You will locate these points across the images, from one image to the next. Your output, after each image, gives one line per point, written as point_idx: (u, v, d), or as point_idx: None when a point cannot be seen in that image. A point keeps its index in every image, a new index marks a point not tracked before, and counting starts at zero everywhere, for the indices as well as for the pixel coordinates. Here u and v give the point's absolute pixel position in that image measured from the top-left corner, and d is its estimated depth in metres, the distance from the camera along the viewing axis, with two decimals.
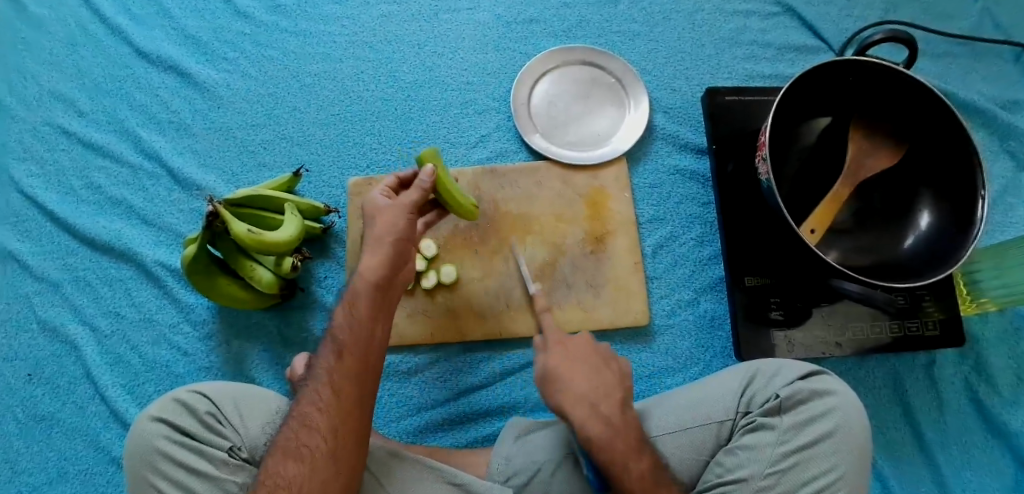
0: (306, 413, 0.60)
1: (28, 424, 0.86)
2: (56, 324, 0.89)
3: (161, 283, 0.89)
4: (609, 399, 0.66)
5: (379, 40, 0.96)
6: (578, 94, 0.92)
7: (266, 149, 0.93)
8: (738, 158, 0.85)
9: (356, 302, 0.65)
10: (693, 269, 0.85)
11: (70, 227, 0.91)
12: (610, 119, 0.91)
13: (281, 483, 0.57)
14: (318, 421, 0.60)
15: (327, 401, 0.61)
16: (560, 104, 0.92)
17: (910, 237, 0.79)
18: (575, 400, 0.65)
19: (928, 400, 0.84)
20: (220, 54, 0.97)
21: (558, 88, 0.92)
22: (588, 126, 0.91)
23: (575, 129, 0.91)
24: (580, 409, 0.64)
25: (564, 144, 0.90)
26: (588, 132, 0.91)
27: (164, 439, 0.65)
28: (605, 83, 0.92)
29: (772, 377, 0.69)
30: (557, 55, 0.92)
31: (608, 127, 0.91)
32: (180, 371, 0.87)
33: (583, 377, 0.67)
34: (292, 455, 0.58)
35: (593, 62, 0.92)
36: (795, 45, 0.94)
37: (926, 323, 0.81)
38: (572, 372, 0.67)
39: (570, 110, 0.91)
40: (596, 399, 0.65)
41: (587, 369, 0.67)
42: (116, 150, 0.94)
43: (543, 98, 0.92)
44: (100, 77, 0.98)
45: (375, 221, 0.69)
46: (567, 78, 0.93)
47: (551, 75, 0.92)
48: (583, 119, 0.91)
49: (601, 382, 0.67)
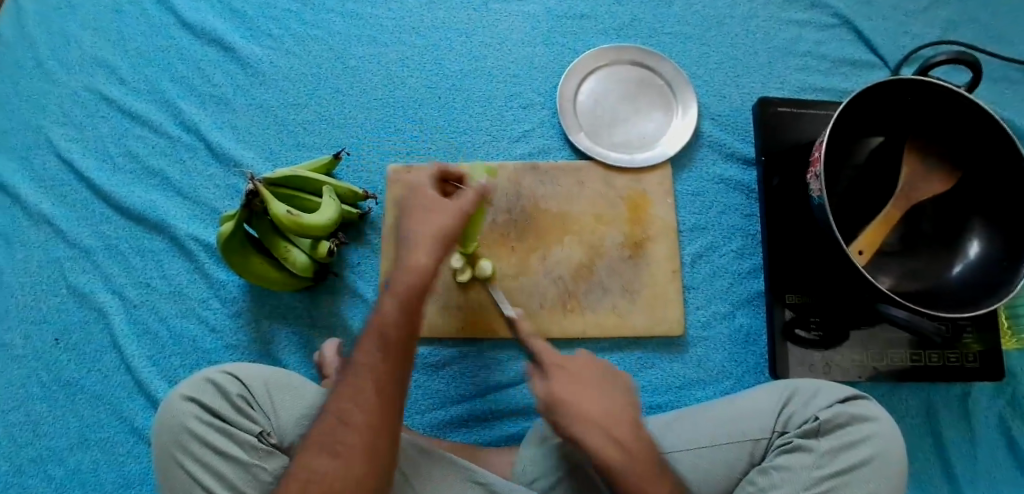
0: (345, 410, 0.59)
1: (53, 389, 0.86)
2: (86, 291, 0.88)
3: (193, 258, 0.89)
4: (622, 420, 0.63)
5: (425, 26, 0.94)
6: (626, 95, 0.90)
7: (306, 129, 0.92)
8: (786, 172, 0.83)
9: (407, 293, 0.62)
10: (732, 281, 0.84)
11: (106, 195, 0.91)
12: (657, 122, 0.89)
13: (313, 478, 0.57)
14: (356, 419, 0.58)
15: (366, 396, 0.59)
16: (606, 104, 0.90)
17: (959, 266, 0.76)
18: (585, 424, 0.62)
19: (961, 432, 0.82)
20: (264, 30, 0.96)
21: (605, 87, 0.91)
22: (634, 128, 0.89)
23: (621, 130, 0.89)
24: (592, 434, 0.61)
25: (609, 145, 0.88)
26: (635, 134, 0.89)
27: (194, 420, 0.65)
28: (654, 86, 0.91)
29: (812, 398, 0.68)
30: (606, 55, 0.91)
31: (654, 130, 0.89)
32: (206, 346, 0.86)
33: (593, 399, 0.64)
34: (328, 452, 0.57)
35: (642, 63, 0.91)
36: (852, 59, 0.92)
37: (965, 355, 0.79)
38: (578, 393, 0.64)
39: (617, 111, 0.90)
40: (609, 424, 0.62)
41: (598, 393, 0.64)
42: (155, 121, 0.94)
43: (590, 97, 0.90)
44: (144, 46, 0.97)
45: (429, 213, 0.65)
46: (616, 77, 0.91)
47: (599, 75, 0.91)
48: (630, 121, 0.89)
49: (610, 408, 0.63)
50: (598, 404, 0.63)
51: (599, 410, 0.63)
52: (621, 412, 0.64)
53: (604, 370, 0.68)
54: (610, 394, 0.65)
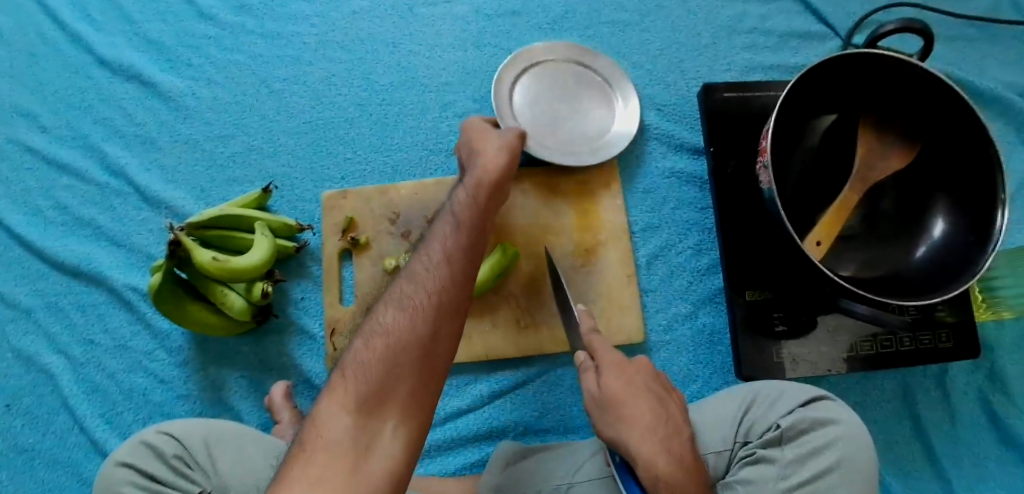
0: (421, 269, 0.53)
1: (5, 457, 0.83)
2: (30, 353, 0.85)
3: (134, 308, 0.85)
4: (678, 435, 0.59)
5: (351, 39, 0.90)
6: (566, 92, 0.84)
7: (236, 162, 0.87)
8: (737, 162, 0.78)
9: (483, 195, 0.61)
10: (690, 280, 0.80)
11: (38, 250, 0.87)
12: (603, 121, 0.83)
13: (382, 330, 0.50)
14: (429, 270, 0.53)
15: (442, 258, 0.53)
16: (545, 103, 0.83)
17: (923, 246, 0.72)
18: (638, 433, 0.57)
19: (940, 412, 0.79)
20: (184, 60, 0.91)
21: (543, 86, 0.84)
22: (580, 127, 0.83)
23: (566, 130, 0.82)
24: (646, 446, 0.56)
25: (557, 146, 0.81)
26: (581, 132, 0.83)
27: (132, 486, 0.63)
28: (593, 82, 0.85)
29: (773, 403, 0.64)
30: (538, 52, 0.84)
31: (601, 129, 0.83)
32: (158, 398, 0.83)
33: (651, 408, 0.58)
34: (400, 306, 0.51)
35: (578, 59, 0.85)
36: (799, 31, 0.87)
37: (937, 336, 0.76)
38: (634, 397, 0.59)
39: (558, 109, 0.83)
40: (666, 439, 0.58)
41: (651, 398, 0.59)
42: (82, 168, 0.89)
43: (529, 95, 0.83)
44: (62, 89, 0.92)
45: (489, 136, 0.68)
46: (553, 75, 0.84)
47: (532, 74, 0.84)
48: (574, 120, 0.83)
49: (664, 414, 0.59)
50: (651, 410, 0.59)
51: (653, 418, 0.58)
52: (673, 422, 0.59)
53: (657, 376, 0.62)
54: (668, 401, 0.60)
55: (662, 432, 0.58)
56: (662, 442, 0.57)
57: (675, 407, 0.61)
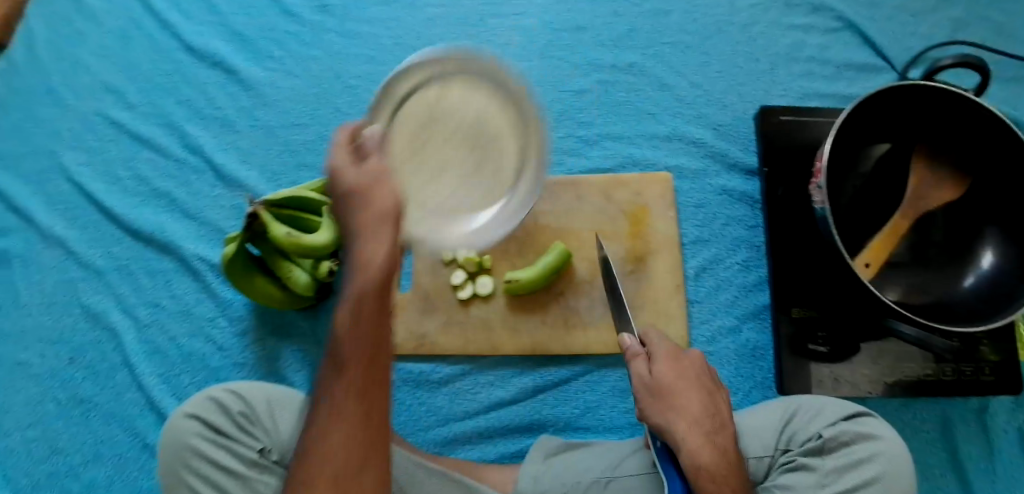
0: (317, 426, 0.53)
1: (68, 406, 0.88)
2: (99, 311, 0.91)
3: (201, 277, 0.90)
4: (723, 429, 0.63)
5: (424, 43, 0.95)
6: (476, 143, 0.81)
7: (308, 149, 0.93)
8: (790, 182, 0.81)
9: (363, 311, 0.53)
10: (736, 295, 0.82)
11: (117, 217, 0.93)
12: (477, 200, 0.81)
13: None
14: (330, 423, 0.52)
15: (335, 407, 0.53)
16: (432, 131, 0.79)
17: (971, 277, 0.74)
18: (686, 423, 0.61)
19: (977, 446, 0.79)
20: (265, 52, 0.97)
21: (418, 109, 0.79)
22: (441, 186, 0.79)
23: (429, 190, 0.79)
24: (691, 436, 0.60)
25: (416, 208, 0.77)
26: (431, 196, 0.79)
27: (197, 438, 0.66)
28: (507, 143, 0.81)
29: (816, 415, 0.66)
30: (458, 59, 0.79)
31: (479, 210, 0.81)
32: (215, 364, 0.88)
33: (699, 401, 0.63)
34: (303, 468, 0.52)
35: (509, 95, 0.80)
36: (857, 63, 0.90)
37: (980, 368, 0.77)
38: (683, 388, 0.63)
39: (427, 144, 0.79)
40: (711, 431, 0.62)
41: (701, 391, 0.64)
42: (163, 144, 0.95)
43: (409, 108, 0.79)
44: (150, 71, 0.99)
45: (366, 194, 0.54)
46: (477, 94, 0.81)
47: (440, 83, 0.80)
48: (442, 177, 0.80)
49: (711, 408, 0.63)
50: (698, 405, 0.63)
51: (701, 411, 0.62)
52: (719, 417, 0.63)
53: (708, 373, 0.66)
54: (715, 399, 0.64)
55: (708, 425, 0.62)
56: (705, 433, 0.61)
57: (721, 406, 0.64)
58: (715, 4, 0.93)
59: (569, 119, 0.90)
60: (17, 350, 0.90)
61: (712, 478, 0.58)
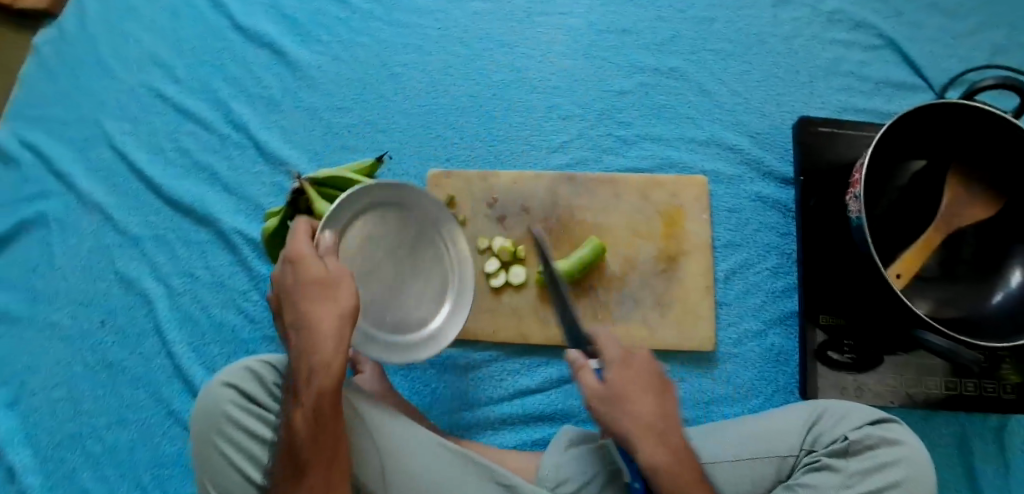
0: None
1: (95, 369, 0.89)
2: (133, 277, 0.92)
3: (237, 250, 0.92)
4: (673, 425, 0.60)
5: (470, 36, 0.96)
6: (403, 242, 0.77)
7: (351, 132, 0.94)
8: (824, 193, 0.83)
9: (321, 410, 0.56)
10: (765, 300, 0.84)
11: (156, 187, 0.95)
12: (432, 302, 0.78)
13: None
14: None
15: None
16: (372, 255, 0.74)
17: (1001, 294, 0.75)
18: (640, 429, 0.58)
19: (996, 465, 0.79)
20: (314, 35, 0.99)
21: (372, 227, 0.74)
22: (403, 300, 0.76)
23: (382, 308, 0.74)
24: (647, 444, 0.58)
25: (371, 320, 0.73)
26: (393, 318, 0.75)
27: (232, 406, 0.66)
28: (432, 241, 0.79)
29: (842, 418, 0.67)
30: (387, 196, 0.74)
31: (431, 310, 0.78)
32: (245, 337, 0.89)
33: (653, 400, 0.60)
34: None
35: (419, 211, 0.78)
36: (895, 81, 0.91)
37: (1002, 385, 0.78)
38: (637, 393, 0.59)
39: (369, 282, 0.74)
40: (664, 428, 0.59)
41: (654, 392, 0.60)
42: (206, 118, 0.97)
43: (355, 240, 0.72)
44: (198, 46, 1.00)
45: (326, 294, 0.58)
46: (390, 220, 0.75)
47: (374, 211, 0.74)
48: (402, 292, 0.76)
49: (662, 406, 0.60)
50: (652, 407, 0.60)
51: (658, 412, 0.60)
52: (668, 416, 0.60)
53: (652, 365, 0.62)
54: (665, 398, 0.61)
55: (661, 428, 0.59)
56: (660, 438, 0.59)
57: (670, 404, 0.61)
58: (759, 15, 0.95)
59: (609, 119, 0.92)
60: (49, 311, 0.91)
61: (670, 477, 0.57)
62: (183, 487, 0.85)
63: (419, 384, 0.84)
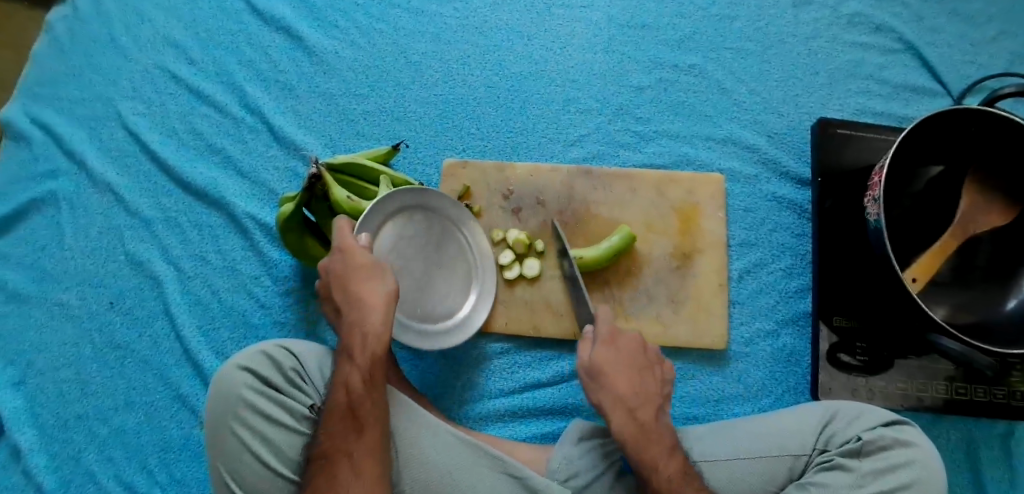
0: (333, 461, 0.62)
1: (103, 351, 0.89)
2: (143, 259, 0.91)
3: (248, 235, 0.91)
4: (649, 404, 0.67)
5: (489, 27, 0.96)
6: (429, 239, 0.79)
7: (367, 120, 0.94)
8: (840, 195, 0.83)
9: (375, 371, 0.64)
10: (777, 300, 0.84)
11: (169, 169, 0.94)
12: (459, 294, 0.81)
13: None
14: (343, 457, 0.62)
15: (349, 443, 0.62)
16: (404, 254, 0.77)
17: (1014, 300, 0.74)
18: (612, 403, 0.65)
19: (1002, 471, 0.79)
20: (331, 21, 0.98)
21: (401, 228, 0.76)
22: (432, 293, 0.79)
23: (414, 300, 0.78)
24: (615, 415, 0.65)
25: (404, 313, 0.77)
26: (422, 309, 0.78)
27: (249, 390, 0.66)
28: (454, 238, 0.81)
29: (855, 418, 0.67)
30: (416, 196, 0.77)
31: (458, 300, 0.81)
32: (255, 321, 0.89)
33: (628, 379, 0.67)
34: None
35: (440, 212, 0.80)
36: (914, 85, 0.91)
37: (1011, 392, 0.78)
38: (616, 369, 0.67)
39: (402, 277, 0.77)
40: (634, 404, 0.66)
41: (632, 372, 0.67)
42: (221, 101, 0.96)
43: (388, 241, 0.75)
44: (214, 28, 1.00)
45: (374, 275, 0.66)
46: (416, 221, 0.78)
47: (401, 215, 0.76)
48: (431, 285, 0.79)
49: (639, 386, 0.67)
50: (627, 385, 0.67)
51: (631, 388, 0.67)
52: (646, 393, 0.67)
53: (637, 349, 0.69)
54: (644, 376, 0.68)
55: (635, 404, 0.66)
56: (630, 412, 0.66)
57: (649, 382, 0.68)
58: (780, 15, 0.95)
59: (626, 115, 0.92)
60: (57, 290, 0.91)
61: (637, 444, 0.65)
62: (189, 471, 0.84)
63: (428, 375, 0.83)
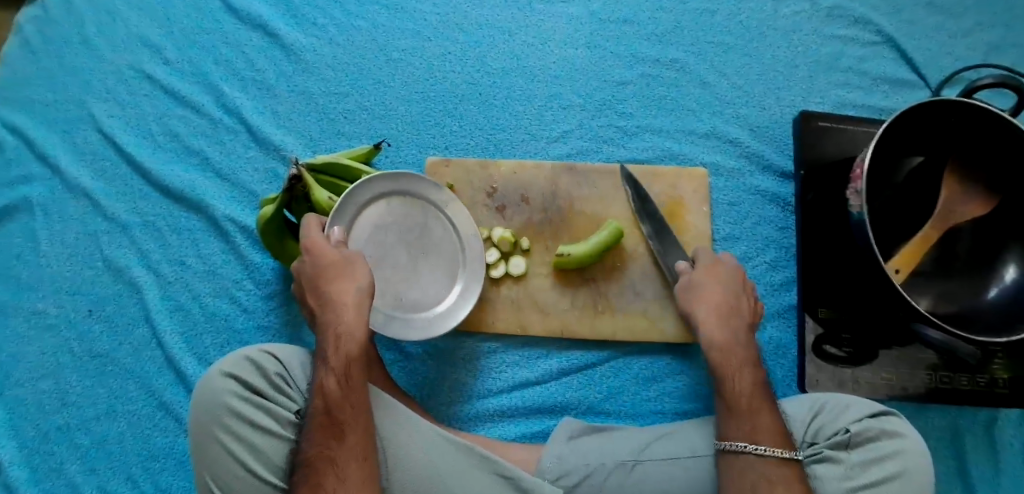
0: (318, 466, 0.59)
1: (83, 360, 0.87)
2: (122, 265, 0.89)
3: (230, 238, 0.90)
4: (740, 319, 0.73)
5: (470, 23, 0.95)
6: (409, 226, 0.80)
7: (348, 119, 0.93)
8: (822, 189, 0.84)
9: (351, 372, 0.63)
10: (762, 293, 0.84)
11: (146, 172, 0.92)
12: (444, 280, 0.80)
13: None
14: (328, 461, 0.59)
15: (332, 446, 0.60)
16: (382, 242, 0.78)
17: (994, 289, 0.75)
18: (706, 310, 0.73)
19: (985, 457, 0.80)
20: (309, 18, 0.96)
21: (380, 216, 0.78)
22: (417, 283, 0.79)
23: (398, 288, 0.78)
24: (709, 322, 0.72)
25: (387, 304, 0.77)
26: (408, 297, 0.78)
27: (232, 396, 0.65)
28: (437, 222, 0.81)
29: (842, 411, 0.68)
30: (395, 183, 0.78)
31: (444, 287, 0.80)
32: (238, 326, 0.87)
33: (721, 292, 0.74)
34: None
35: (422, 196, 0.80)
36: (892, 78, 0.92)
37: (994, 380, 0.79)
38: (712, 285, 0.75)
39: (382, 267, 0.78)
40: (724, 316, 0.73)
41: (728, 290, 0.74)
42: (198, 102, 0.94)
43: (365, 231, 0.77)
44: (189, 28, 0.97)
45: (343, 274, 0.66)
46: (394, 209, 0.79)
47: (380, 202, 0.78)
48: (415, 272, 0.79)
49: (734, 303, 0.74)
50: (722, 298, 0.74)
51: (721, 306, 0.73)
52: (739, 307, 0.74)
53: (734, 273, 0.76)
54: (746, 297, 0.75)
55: (728, 316, 0.73)
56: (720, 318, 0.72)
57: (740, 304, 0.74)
58: (760, 8, 0.95)
59: (610, 110, 0.91)
60: (33, 299, 0.89)
61: (722, 352, 0.70)
62: (175, 480, 0.83)
63: (417, 376, 0.83)
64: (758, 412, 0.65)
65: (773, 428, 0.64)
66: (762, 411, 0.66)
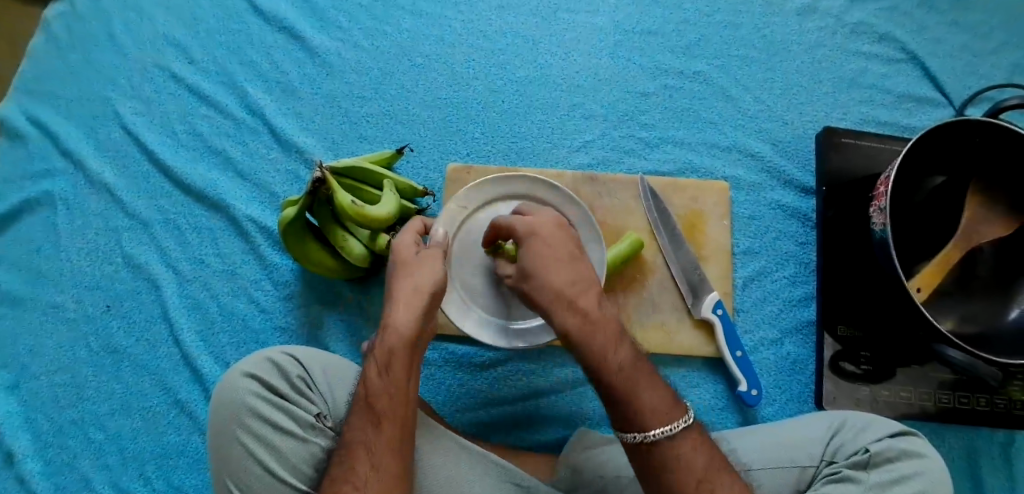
0: (351, 456, 0.60)
1: (100, 354, 0.87)
2: (141, 261, 0.90)
3: (249, 239, 0.90)
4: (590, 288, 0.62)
5: (494, 30, 0.95)
6: None
7: (370, 123, 0.93)
8: (843, 206, 0.84)
9: (393, 362, 0.62)
10: (780, 308, 0.84)
11: (168, 171, 0.93)
12: None
13: None
14: (364, 451, 0.59)
15: (371, 436, 0.60)
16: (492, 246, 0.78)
17: (1016, 310, 0.75)
18: (550, 297, 0.61)
19: (1002, 478, 0.79)
20: (334, 22, 0.97)
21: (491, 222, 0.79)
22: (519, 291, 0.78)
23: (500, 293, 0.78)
24: (560, 308, 0.60)
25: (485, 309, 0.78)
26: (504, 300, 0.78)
27: (253, 397, 0.65)
28: None
29: (861, 432, 0.68)
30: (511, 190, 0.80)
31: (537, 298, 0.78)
32: (255, 326, 0.87)
33: (561, 268, 0.61)
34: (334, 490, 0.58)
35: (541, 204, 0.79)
36: (916, 95, 0.92)
37: (1011, 401, 0.78)
38: (545, 262, 0.62)
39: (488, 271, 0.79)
40: (574, 295, 0.61)
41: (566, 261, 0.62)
42: (222, 103, 0.95)
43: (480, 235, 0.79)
44: (214, 29, 0.98)
45: (411, 270, 0.65)
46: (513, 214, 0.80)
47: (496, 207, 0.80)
48: None
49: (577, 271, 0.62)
50: (566, 275, 0.61)
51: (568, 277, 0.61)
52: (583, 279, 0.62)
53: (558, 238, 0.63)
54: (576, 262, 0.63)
55: (580, 289, 0.62)
56: (557, 305, 0.61)
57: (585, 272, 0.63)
58: (785, 22, 0.95)
59: (632, 121, 0.91)
60: (53, 292, 0.89)
61: (581, 331, 0.60)
62: (188, 478, 0.83)
63: (434, 382, 0.83)
64: (628, 391, 0.59)
65: (661, 402, 0.60)
66: (633, 389, 0.60)
